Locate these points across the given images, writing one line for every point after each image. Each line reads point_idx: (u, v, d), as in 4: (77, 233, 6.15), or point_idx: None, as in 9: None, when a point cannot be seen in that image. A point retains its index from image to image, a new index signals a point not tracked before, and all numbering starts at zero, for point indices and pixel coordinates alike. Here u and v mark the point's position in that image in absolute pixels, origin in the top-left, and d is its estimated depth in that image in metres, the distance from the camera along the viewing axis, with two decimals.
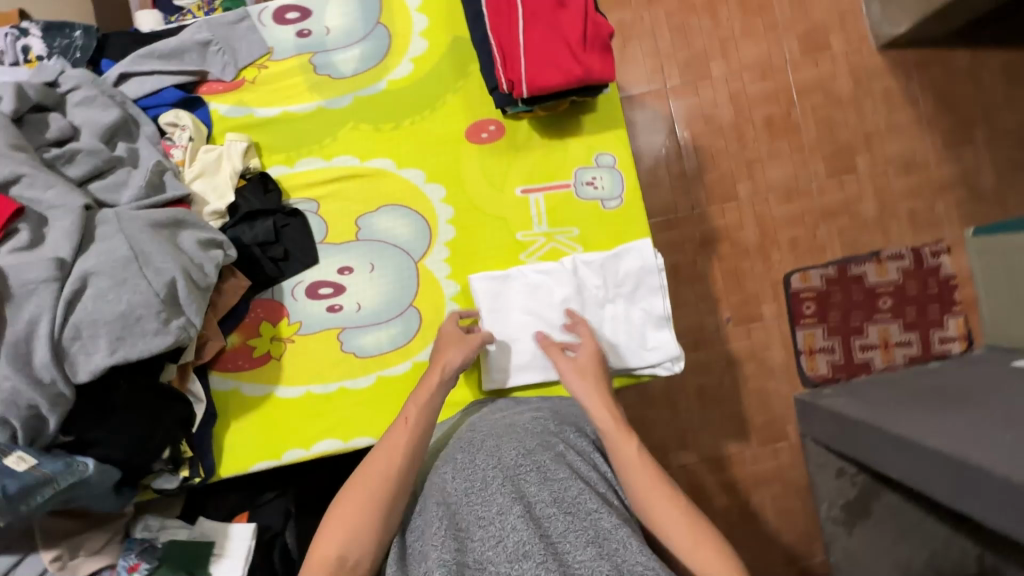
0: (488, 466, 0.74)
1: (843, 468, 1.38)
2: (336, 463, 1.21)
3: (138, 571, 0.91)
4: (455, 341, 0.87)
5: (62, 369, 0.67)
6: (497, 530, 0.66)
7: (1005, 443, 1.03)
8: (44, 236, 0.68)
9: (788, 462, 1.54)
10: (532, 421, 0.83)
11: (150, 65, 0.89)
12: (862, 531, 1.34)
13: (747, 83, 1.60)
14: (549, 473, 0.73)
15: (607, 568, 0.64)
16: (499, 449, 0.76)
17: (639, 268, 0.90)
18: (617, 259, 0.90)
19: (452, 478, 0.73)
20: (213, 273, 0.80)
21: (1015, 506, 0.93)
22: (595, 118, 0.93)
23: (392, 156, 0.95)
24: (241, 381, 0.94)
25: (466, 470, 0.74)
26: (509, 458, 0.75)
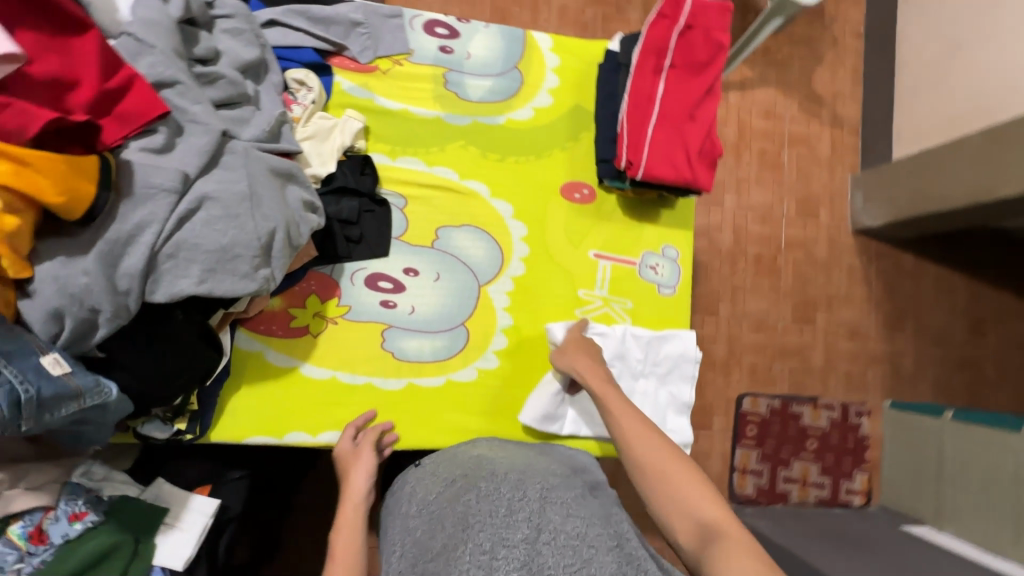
0: (510, 493, 0.68)
1: None
2: (287, 459, 1.11)
3: (81, 521, 0.79)
4: (350, 460, 0.86)
5: (144, 283, 0.63)
6: (513, 560, 0.59)
7: None
8: (175, 145, 0.65)
9: None
10: (550, 470, 0.78)
11: (299, 22, 0.92)
12: None
13: (750, 222, 1.79)
14: (571, 506, 0.67)
15: None
16: (521, 482, 0.69)
17: (679, 354, 0.99)
18: (663, 341, 0.99)
19: (469, 510, 0.67)
20: (305, 235, 0.78)
21: None
22: (672, 213, 1.05)
23: (488, 183, 1.00)
24: (268, 346, 0.90)
25: (481, 500, 0.67)
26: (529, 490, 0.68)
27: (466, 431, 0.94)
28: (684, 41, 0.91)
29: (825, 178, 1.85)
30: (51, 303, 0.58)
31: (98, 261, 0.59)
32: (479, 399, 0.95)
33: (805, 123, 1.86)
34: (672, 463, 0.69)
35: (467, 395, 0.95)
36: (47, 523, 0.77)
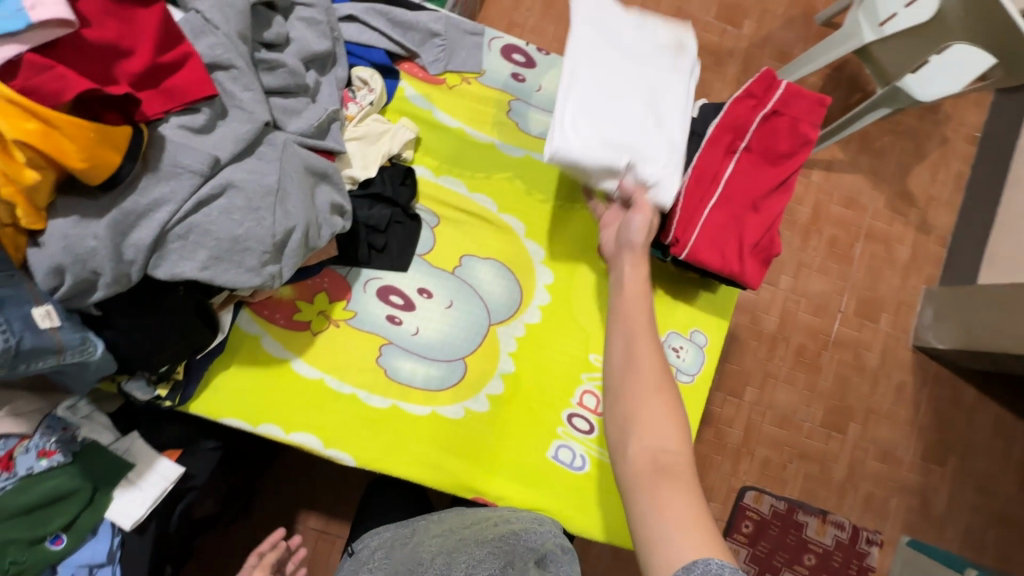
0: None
1: None
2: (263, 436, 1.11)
3: (48, 459, 0.80)
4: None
5: (149, 257, 0.63)
6: None
7: None
8: (214, 128, 0.65)
9: None
10: (500, 533, 0.68)
11: (378, 23, 0.91)
12: None
13: (801, 309, 1.66)
14: (477, 556, 0.64)
15: None
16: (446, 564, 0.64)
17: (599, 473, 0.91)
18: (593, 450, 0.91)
19: None
20: (324, 238, 0.77)
21: None
22: (710, 297, 0.97)
23: (525, 221, 0.96)
24: (267, 332, 0.89)
25: None
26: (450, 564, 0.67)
27: (436, 471, 0.89)
28: (768, 126, 0.84)
29: (896, 284, 1.69)
30: (54, 260, 0.58)
31: (108, 229, 0.59)
32: (458, 440, 0.91)
33: (888, 221, 1.71)
34: (652, 383, 0.64)
35: (446, 432, 0.91)
36: (17, 452, 0.79)
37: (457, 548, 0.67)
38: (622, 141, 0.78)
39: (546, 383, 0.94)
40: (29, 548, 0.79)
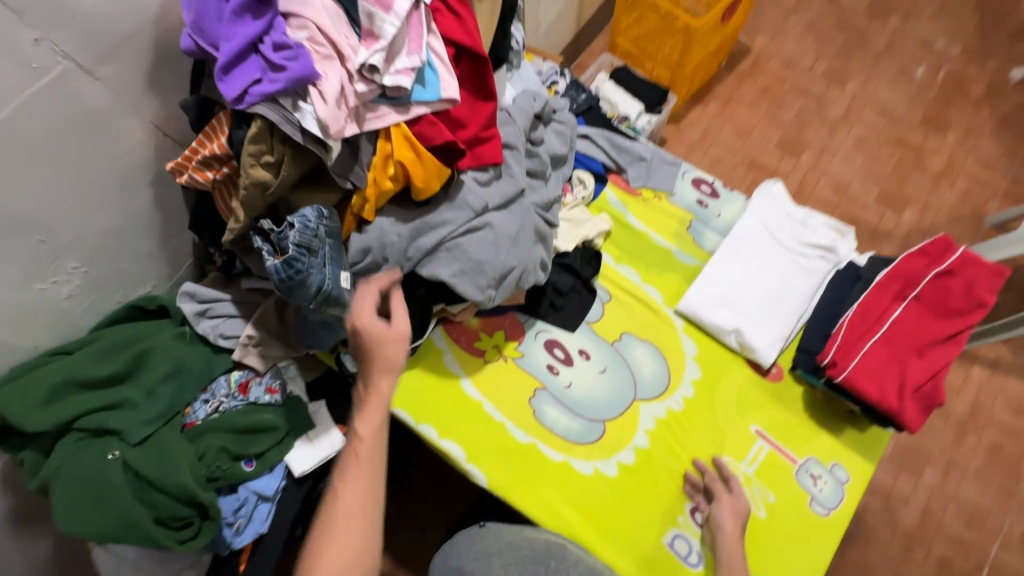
0: None
1: None
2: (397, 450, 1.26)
3: (269, 396, 1.03)
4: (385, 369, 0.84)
5: (421, 258, 0.86)
6: None
7: None
8: (491, 184, 0.90)
9: None
10: None
11: (601, 143, 1.19)
12: None
13: (950, 512, 1.47)
14: None
15: None
16: None
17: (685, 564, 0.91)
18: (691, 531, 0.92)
19: None
20: (528, 284, 0.96)
21: None
22: (856, 435, 0.99)
23: (685, 318, 1.09)
24: (450, 350, 1.07)
25: None
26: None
27: (555, 517, 0.94)
28: (939, 283, 0.93)
29: None
30: (367, 242, 0.84)
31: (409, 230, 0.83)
32: (587, 496, 0.96)
33: None
34: None
35: (576, 485, 0.97)
36: (252, 382, 1.02)
37: None
38: (743, 315, 1.04)
39: (674, 470, 0.98)
40: (230, 462, 0.96)
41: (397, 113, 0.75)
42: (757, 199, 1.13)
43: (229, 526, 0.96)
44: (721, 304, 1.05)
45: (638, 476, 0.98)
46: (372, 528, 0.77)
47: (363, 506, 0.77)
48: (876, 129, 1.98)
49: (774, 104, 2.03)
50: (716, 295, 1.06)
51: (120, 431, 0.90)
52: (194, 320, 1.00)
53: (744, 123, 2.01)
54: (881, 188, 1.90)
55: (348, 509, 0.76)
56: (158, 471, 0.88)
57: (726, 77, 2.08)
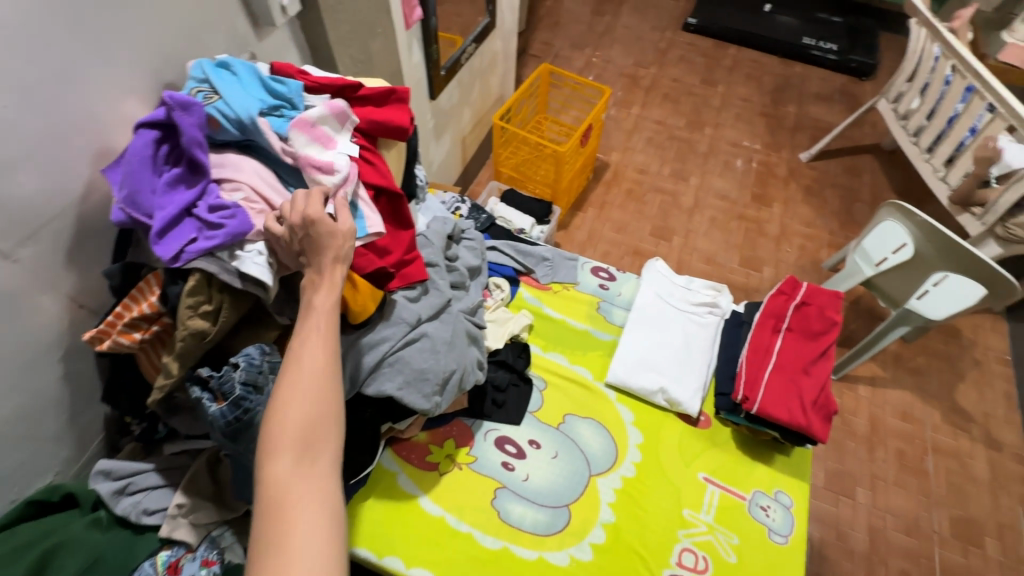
0: None
1: None
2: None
3: (207, 568, 0.92)
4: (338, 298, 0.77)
5: (365, 378, 0.90)
6: None
7: None
8: (421, 299, 0.99)
9: None
10: None
11: (508, 251, 1.35)
12: None
13: (890, 526, 1.60)
14: None
15: None
16: None
17: None
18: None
19: None
20: (470, 384, 1.02)
21: None
22: (786, 460, 1.10)
23: (616, 389, 1.19)
24: (402, 470, 1.06)
25: None
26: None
27: None
28: (800, 313, 1.14)
29: (988, 504, 1.65)
30: None
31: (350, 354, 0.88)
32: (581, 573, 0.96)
33: (953, 436, 1.76)
34: None
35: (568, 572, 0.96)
36: (184, 559, 0.92)
37: None
38: (662, 374, 1.16)
39: (644, 537, 1.01)
40: None
41: None
42: (647, 275, 1.32)
43: None
44: (642, 369, 1.17)
45: (613, 557, 0.98)
46: (332, 395, 0.70)
47: (316, 374, 0.69)
48: (721, 210, 2.42)
49: (639, 202, 2.42)
50: (635, 361, 1.18)
51: None
52: (111, 501, 0.90)
53: (620, 221, 2.36)
54: (740, 254, 2.28)
55: (306, 383, 0.69)
56: None
57: (596, 187, 2.47)
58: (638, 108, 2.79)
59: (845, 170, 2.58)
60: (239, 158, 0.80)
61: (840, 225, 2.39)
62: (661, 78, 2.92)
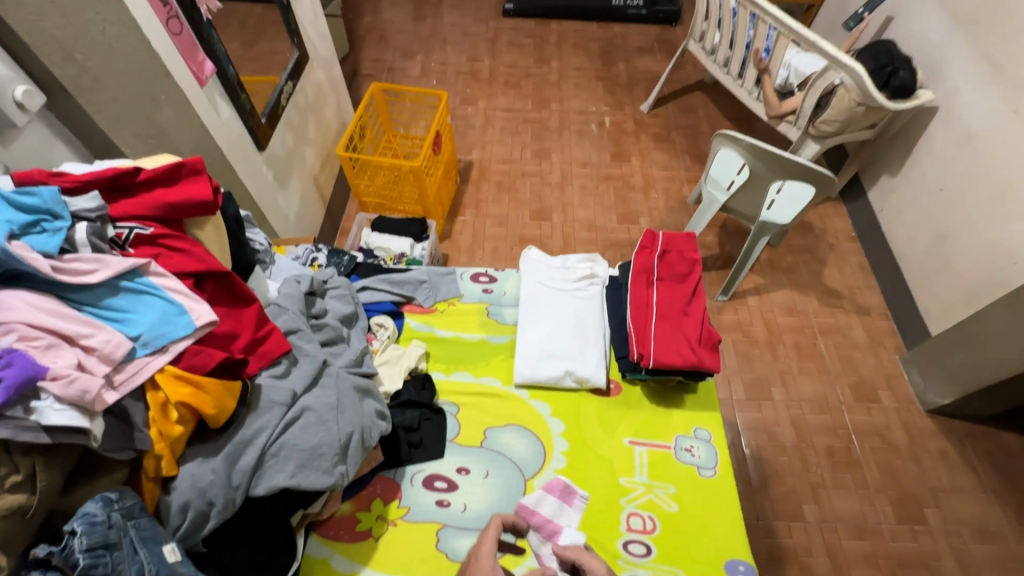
0: None
1: None
2: None
3: None
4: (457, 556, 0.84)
5: (250, 478, 0.81)
6: None
7: None
8: (291, 371, 0.91)
9: None
10: None
11: (382, 286, 1.30)
12: None
13: (807, 412, 1.77)
14: None
15: None
16: None
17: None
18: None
19: None
20: (375, 438, 0.96)
21: None
22: (695, 397, 1.17)
23: (527, 386, 1.19)
24: (334, 551, 0.98)
25: None
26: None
27: None
28: (665, 261, 1.21)
29: (873, 363, 1.87)
30: (184, 497, 0.76)
31: (224, 461, 0.79)
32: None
33: (831, 316, 1.98)
34: None
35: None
36: None
37: None
38: (564, 357, 1.18)
39: (592, 520, 1.02)
40: None
41: (158, 356, 0.73)
42: (524, 266, 1.34)
43: None
44: (545, 359, 1.18)
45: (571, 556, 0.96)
46: None
47: None
48: (588, 177, 2.51)
49: (512, 191, 2.45)
50: (535, 354, 1.18)
51: None
52: None
53: (499, 215, 2.37)
54: (617, 213, 2.38)
55: None
56: None
57: (467, 189, 2.46)
58: (484, 101, 2.81)
59: (681, 110, 2.79)
60: (5, 295, 0.67)
61: (692, 160, 2.59)
62: (498, 67, 2.97)
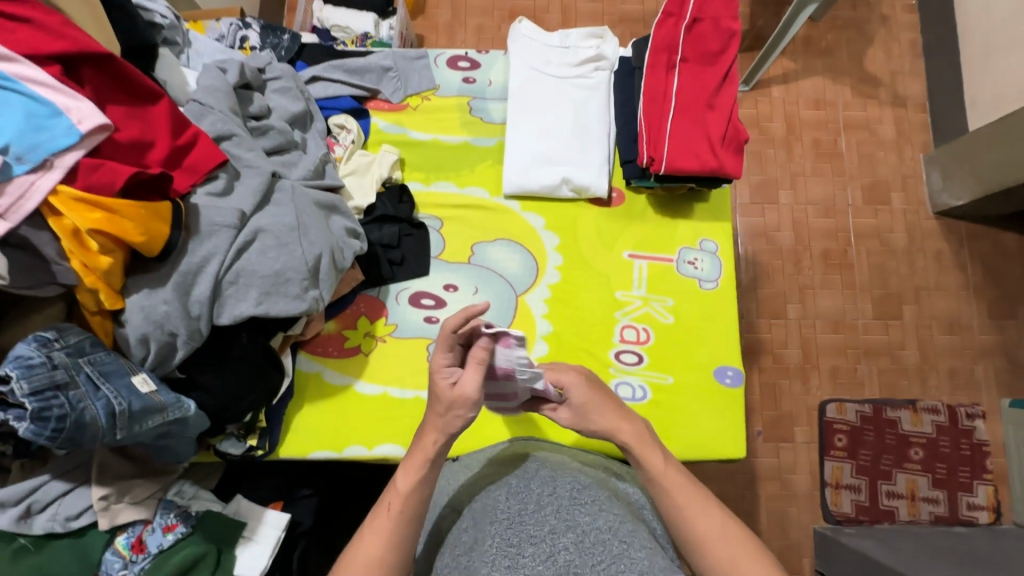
0: (543, 494, 0.67)
1: None
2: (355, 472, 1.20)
3: (172, 533, 0.88)
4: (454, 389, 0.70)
5: (211, 308, 0.73)
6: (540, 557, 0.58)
7: None
8: (233, 187, 0.76)
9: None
10: (573, 480, 0.70)
11: (338, 76, 1.05)
12: None
13: (810, 216, 1.68)
14: (575, 483, 0.69)
15: None
16: (550, 475, 0.71)
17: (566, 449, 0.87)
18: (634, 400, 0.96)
19: (496, 505, 0.67)
20: (349, 259, 0.86)
21: None
22: (706, 206, 1.05)
23: (517, 198, 1.05)
24: (325, 366, 0.97)
25: (508, 495, 0.68)
26: (627, 555, 0.58)
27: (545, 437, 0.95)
28: (693, 35, 0.96)
29: (894, 161, 1.71)
30: (140, 330, 0.69)
31: (174, 292, 0.70)
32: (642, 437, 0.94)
33: (862, 108, 1.73)
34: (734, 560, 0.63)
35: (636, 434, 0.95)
36: (145, 533, 0.88)
37: (551, 471, 0.71)
38: (559, 162, 1.02)
39: (586, 333, 0.99)
40: None
41: (44, 175, 0.59)
42: (513, 48, 1.07)
43: None
44: (538, 165, 1.02)
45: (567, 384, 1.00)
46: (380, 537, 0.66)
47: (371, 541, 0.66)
48: None
49: None
50: (524, 160, 1.02)
51: None
52: (22, 527, 0.81)
53: None
54: None
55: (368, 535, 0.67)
56: None
57: None
58: None
59: None
60: None
61: None
62: None
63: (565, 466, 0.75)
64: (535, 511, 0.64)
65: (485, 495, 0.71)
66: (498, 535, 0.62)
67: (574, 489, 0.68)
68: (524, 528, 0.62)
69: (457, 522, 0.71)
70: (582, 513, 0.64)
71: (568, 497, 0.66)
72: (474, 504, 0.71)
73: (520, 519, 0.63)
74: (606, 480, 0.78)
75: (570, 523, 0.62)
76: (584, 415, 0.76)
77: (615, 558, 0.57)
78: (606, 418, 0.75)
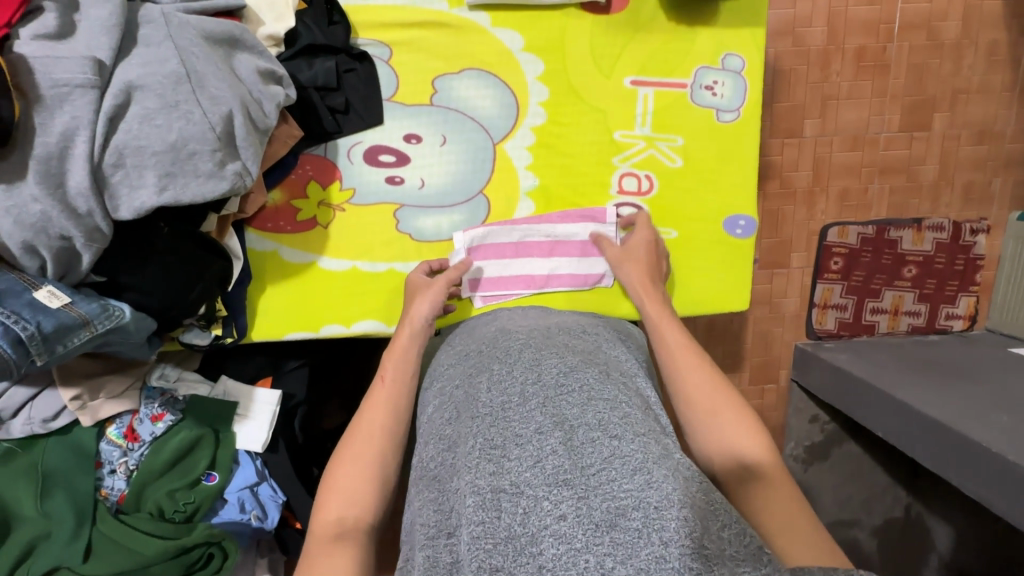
0: (527, 382, 0.60)
1: (817, 416, 1.45)
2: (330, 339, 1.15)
3: (162, 421, 0.87)
4: (426, 286, 0.78)
5: (102, 201, 0.57)
6: (526, 455, 0.52)
7: (999, 423, 1.08)
8: (74, 25, 0.56)
9: (771, 404, 1.51)
10: (559, 364, 0.63)
11: None
12: (818, 469, 1.45)
13: (851, 3, 1.33)
14: (561, 365, 0.62)
15: (599, 511, 0.46)
16: (535, 361, 0.63)
17: (573, 316, 0.79)
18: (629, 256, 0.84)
19: (479, 399, 0.61)
20: (273, 114, 0.66)
21: (995, 478, 1.00)
22: (734, 7, 0.80)
23: (486, 8, 0.79)
24: (281, 243, 0.83)
25: (492, 386, 0.62)
26: (618, 455, 0.51)
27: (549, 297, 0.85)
28: None
29: None
30: (20, 238, 0.55)
31: (40, 185, 0.54)
32: (688, 267, 0.86)
33: None
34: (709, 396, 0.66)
35: (699, 242, 0.86)
36: (134, 424, 0.86)
37: (537, 352, 0.64)
38: None
39: (579, 185, 0.84)
40: (193, 490, 0.87)
41: None
42: None
43: (252, 521, 0.91)
44: None
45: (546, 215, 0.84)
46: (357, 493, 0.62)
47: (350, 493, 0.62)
48: None
49: None
50: None
51: (59, 566, 0.79)
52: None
53: None
54: None
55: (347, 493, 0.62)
56: (134, 554, 0.83)
57: None
58: None
59: None
60: None
61: None
62: None
63: (552, 344, 0.68)
64: (519, 406, 0.57)
65: (468, 384, 0.65)
66: (480, 434, 0.56)
67: (560, 375, 0.61)
68: (508, 427, 0.56)
69: (438, 408, 0.66)
70: (569, 402, 0.57)
71: (554, 386, 0.59)
72: (457, 389, 0.66)
73: (504, 415, 0.57)
74: (600, 350, 0.71)
75: (557, 417, 0.55)
76: (623, 257, 0.80)
77: (606, 453, 0.51)
78: (635, 273, 0.78)
